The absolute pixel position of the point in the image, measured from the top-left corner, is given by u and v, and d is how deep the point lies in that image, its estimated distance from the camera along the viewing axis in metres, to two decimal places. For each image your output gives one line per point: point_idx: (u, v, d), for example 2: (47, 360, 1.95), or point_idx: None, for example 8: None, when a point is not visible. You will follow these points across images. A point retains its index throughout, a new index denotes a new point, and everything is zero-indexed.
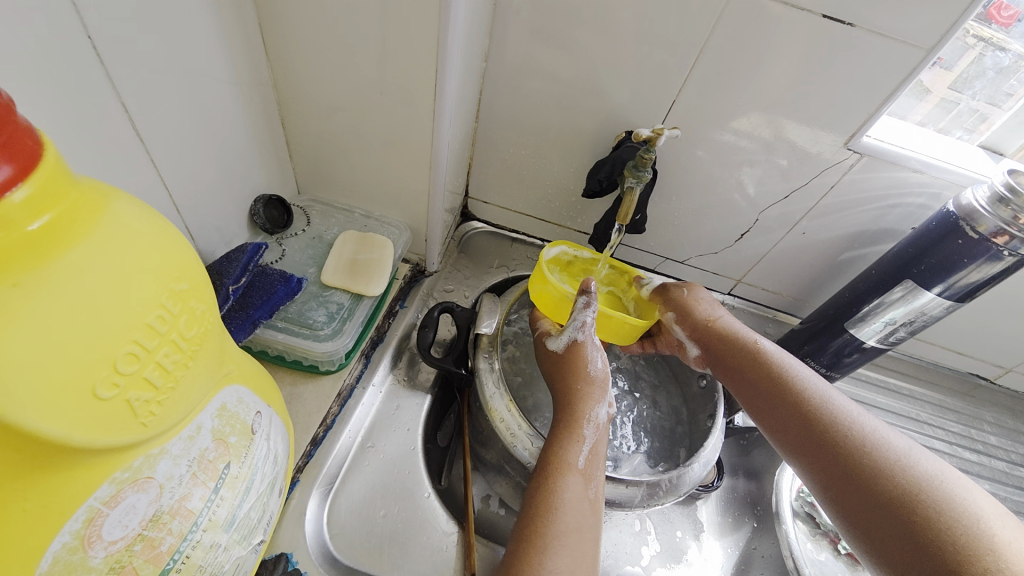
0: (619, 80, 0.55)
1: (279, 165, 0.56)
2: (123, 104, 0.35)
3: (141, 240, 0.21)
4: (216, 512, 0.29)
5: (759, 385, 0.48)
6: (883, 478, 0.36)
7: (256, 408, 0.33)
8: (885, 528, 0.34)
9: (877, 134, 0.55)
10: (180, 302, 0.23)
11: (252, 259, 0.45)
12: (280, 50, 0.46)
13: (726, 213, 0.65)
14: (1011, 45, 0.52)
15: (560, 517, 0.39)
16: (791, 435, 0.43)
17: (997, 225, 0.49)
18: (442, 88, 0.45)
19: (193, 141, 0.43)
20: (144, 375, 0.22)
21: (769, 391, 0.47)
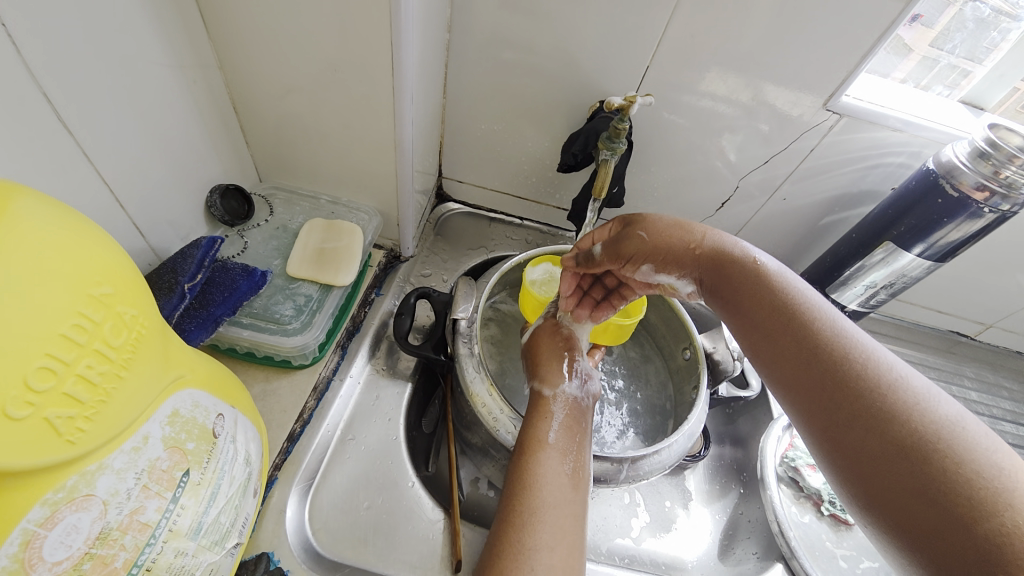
0: (590, 46, 0.53)
1: (235, 152, 0.53)
2: (47, 95, 0.32)
3: (46, 244, 0.20)
4: (176, 521, 0.27)
5: (757, 316, 0.39)
6: (919, 429, 0.29)
7: (218, 411, 0.32)
8: (924, 514, 0.27)
9: (856, 93, 0.53)
10: (102, 308, 0.22)
11: (208, 255, 0.41)
12: (222, 27, 0.43)
13: (706, 182, 0.64)
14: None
15: (537, 493, 0.38)
16: (793, 370, 0.35)
17: (978, 180, 0.48)
18: (400, 62, 0.42)
19: (133, 131, 0.40)
20: (64, 391, 0.20)
21: (768, 314, 0.38)
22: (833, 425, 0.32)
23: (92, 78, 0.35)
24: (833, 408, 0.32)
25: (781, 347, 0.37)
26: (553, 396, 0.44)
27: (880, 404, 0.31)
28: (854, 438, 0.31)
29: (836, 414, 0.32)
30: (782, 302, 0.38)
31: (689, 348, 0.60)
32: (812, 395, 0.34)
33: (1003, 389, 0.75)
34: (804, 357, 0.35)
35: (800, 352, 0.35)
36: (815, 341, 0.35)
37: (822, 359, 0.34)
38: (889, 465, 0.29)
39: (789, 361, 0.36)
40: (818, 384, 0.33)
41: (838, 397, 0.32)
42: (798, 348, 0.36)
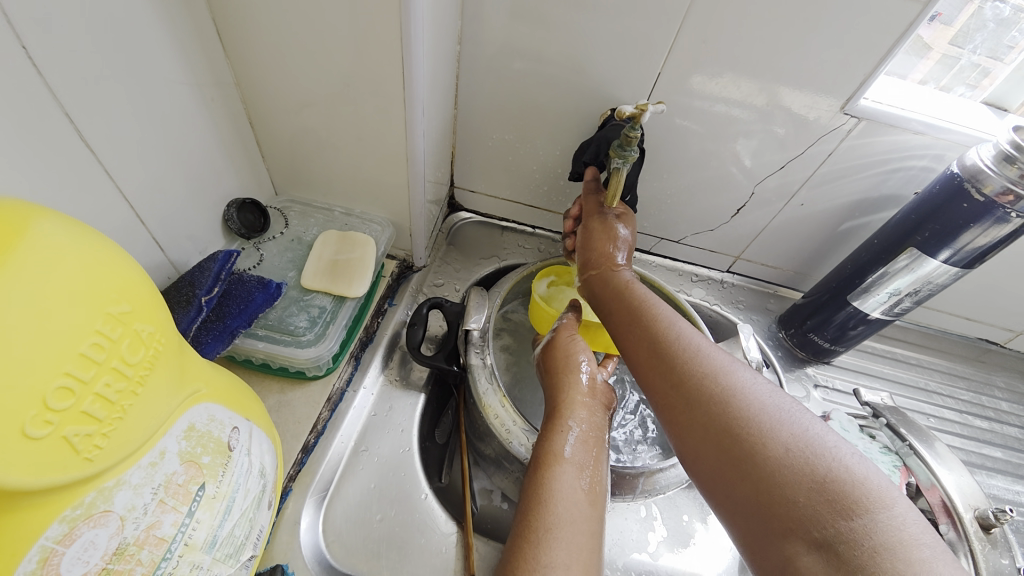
0: (600, 54, 0.53)
1: (252, 166, 0.54)
2: (69, 114, 0.33)
3: (64, 265, 0.20)
4: (192, 535, 0.28)
5: (628, 325, 0.45)
6: (767, 442, 0.33)
7: (233, 424, 0.32)
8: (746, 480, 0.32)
9: (874, 95, 0.52)
10: (120, 325, 0.22)
11: (224, 269, 0.42)
12: (238, 44, 0.44)
13: (721, 188, 0.63)
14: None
15: (553, 510, 0.37)
16: (650, 367, 0.41)
17: (1003, 185, 0.46)
18: (411, 75, 0.42)
19: (153, 148, 0.41)
20: (82, 409, 0.20)
21: (654, 342, 0.42)
22: (705, 446, 0.35)
23: (113, 97, 0.36)
24: (702, 429, 0.35)
25: (661, 373, 0.40)
26: (570, 410, 0.44)
27: (735, 421, 0.34)
28: (721, 456, 0.34)
29: (705, 433, 0.35)
30: (663, 329, 0.42)
31: None
32: (687, 417, 0.37)
33: None
34: (678, 384, 0.38)
35: (674, 379, 0.38)
36: (690, 365, 0.39)
37: (693, 382, 0.37)
38: (748, 475, 0.32)
39: (664, 386, 0.39)
40: (694, 408, 0.36)
41: (704, 417, 0.36)
42: (672, 375, 0.39)
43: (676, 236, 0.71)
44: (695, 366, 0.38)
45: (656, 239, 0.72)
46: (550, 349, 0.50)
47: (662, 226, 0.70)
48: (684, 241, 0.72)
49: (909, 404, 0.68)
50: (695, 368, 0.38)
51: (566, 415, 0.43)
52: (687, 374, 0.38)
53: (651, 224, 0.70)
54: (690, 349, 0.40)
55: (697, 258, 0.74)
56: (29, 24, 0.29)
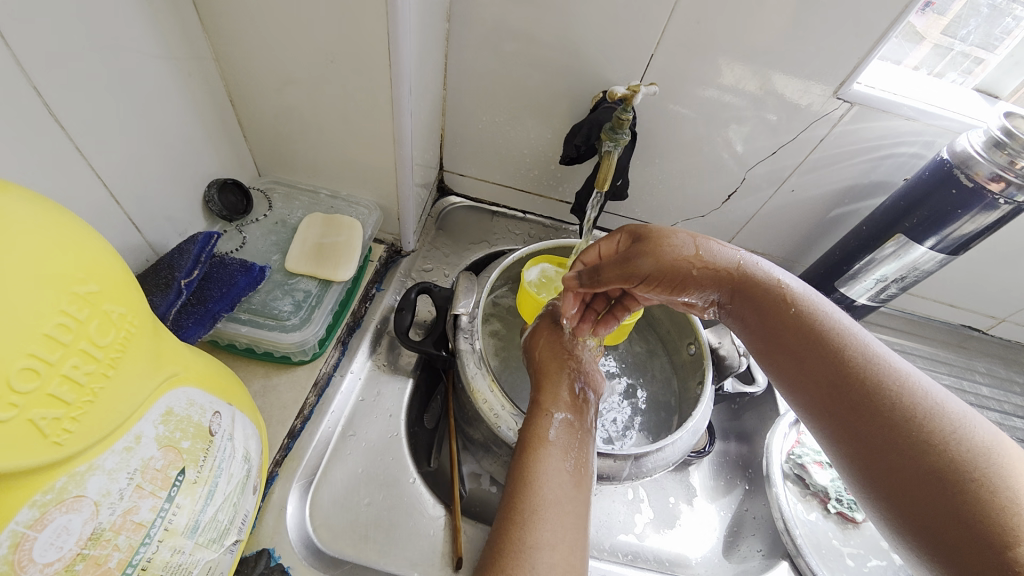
0: (592, 34, 0.51)
1: (233, 146, 0.52)
2: (37, 88, 0.32)
3: (24, 242, 0.19)
4: (172, 520, 0.27)
5: (766, 320, 0.41)
6: (956, 463, 0.30)
7: (214, 409, 0.31)
8: (920, 495, 0.30)
9: (868, 81, 0.52)
10: (87, 306, 0.21)
11: (205, 251, 0.41)
12: (216, 17, 0.42)
13: (713, 173, 0.63)
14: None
15: (538, 493, 0.37)
16: (803, 370, 0.38)
17: (993, 171, 0.46)
18: (397, 53, 0.41)
19: (126, 126, 0.39)
20: (49, 391, 0.20)
21: (801, 334, 0.39)
22: (857, 445, 0.34)
23: (83, 70, 0.34)
24: (861, 424, 0.34)
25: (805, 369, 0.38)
26: (555, 393, 0.44)
27: (913, 420, 0.32)
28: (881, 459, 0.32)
29: (868, 434, 0.33)
30: (808, 320, 0.39)
31: (695, 343, 0.59)
32: (846, 415, 0.35)
33: (1015, 384, 0.74)
34: (837, 381, 0.36)
35: (833, 374, 0.36)
36: (840, 361, 0.36)
37: (859, 378, 0.35)
38: (918, 479, 0.31)
39: (816, 378, 0.37)
40: (853, 406, 0.34)
41: (865, 414, 0.34)
42: (825, 369, 0.37)
43: (666, 222, 0.71)
44: (858, 359, 0.36)
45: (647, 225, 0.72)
46: (538, 345, 0.49)
47: (652, 212, 0.70)
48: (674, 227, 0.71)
49: None
50: (851, 362, 0.36)
51: (552, 398, 0.43)
52: (843, 370, 0.36)
53: (641, 209, 0.70)
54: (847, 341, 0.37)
55: None
56: None
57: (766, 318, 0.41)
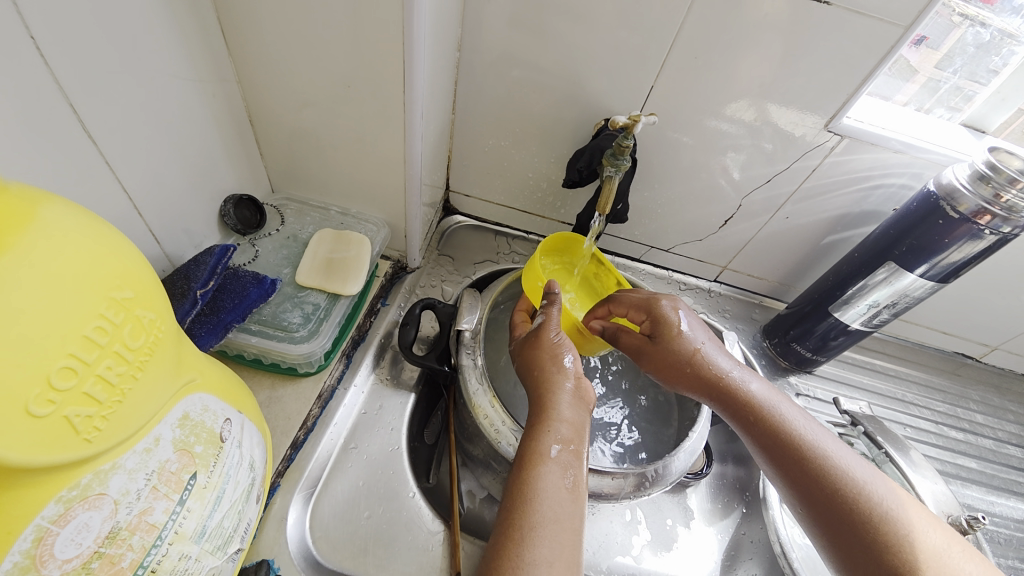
0: (596, 66, 0.54)
1: (249, 163, 0.54)
2: (72, 105, 0.34)
3: (70, 249, 0.20)
4: (182, 524, 0.28)
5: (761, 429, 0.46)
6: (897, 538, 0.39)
7: (225, 416, 0.32)
8: None
9: (857, 115, 0.54)
10: (123, 311, 0.23)
11: (221, 263, 0.42)
12: (243, 43, 0.45)
13: (711, 199, 0.65)
14: (994, 21, 0.51)
15: (537, 508, 0.38)
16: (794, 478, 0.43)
17: (978, 204, 0.49)
18: (411, 78, 0.43)
19: (152, 141, 0.41)
20: (84, 390, 0.21)
21: (788, 448, 0.44)
22: (846, 551, 0.40)
23: (115, 88, 0.36)
24: (845, 530, 0.40)
25: (791, 482, 0.44)
26: (556, 410, 0.44)
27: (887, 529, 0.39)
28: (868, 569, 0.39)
29: (851, 542, 0.40)
30: (788, 432, 0.45)
31: None
32: (831, 521, 0.41)
33: (1009, 413, 0.75)
34: (824, 490, 0.42)
35: (824, 489, 0.42)
36: (816, 471, 0.43)
37: (800, 458, 0.43)
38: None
39: (799, 482, 0.43)
40: (844, 520, 0.41)
41: (849, 526, 0.40)
42: (800, 483, 0.43)
43: (665, 245, 0.73)
44: (837, 471, 0.42)
45: (646, 247, 0.74)
46: (524, 359, 0.50)
47: (652, 235, 0.72)
48: (673, 250, 0.73)
49: (887, 414, 0.70)
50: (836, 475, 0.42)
51: (554, 415, 0.44)
52: (825, 485, 0.42)
53: (641, 232, 0.72)
54: (824, 453, 0.43)
55: (687, 268, 0.76)
56: (36, 14, 0.30)
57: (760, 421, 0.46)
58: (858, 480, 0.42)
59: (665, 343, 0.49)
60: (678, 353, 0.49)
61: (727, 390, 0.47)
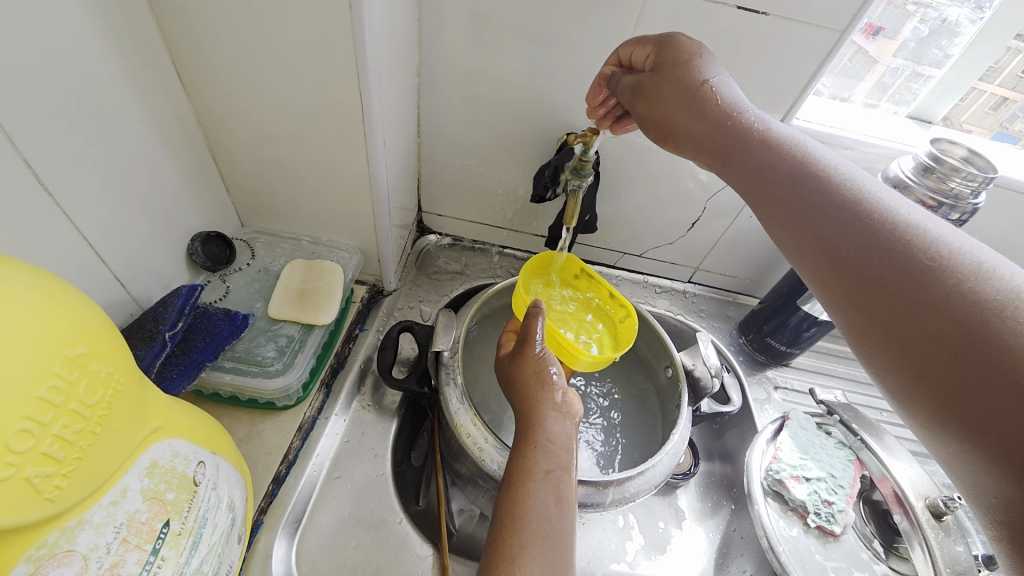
0: (552, 84, 0.56)
1: (216, 199, 0.54)
2: (27, 159, 0.34)
3: (18, 312, 0.20)
4: (157, 574, 0.28)
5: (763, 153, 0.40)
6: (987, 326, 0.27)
7: (198, 459, 0.32)
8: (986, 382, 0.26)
9: (805, 116, 0.57)
10: (78, 367, 0.23)
11: (188, 303, 0.42)
12: (200, 81, 0.45)
13: (677, 203, 0.66)
14: (936, 15, 0.53)
15: (527, 525, 0.39)
16: (835, 284, 0.34)
17: (925, 193, 0.50)
18: (369, 108, 0.44)
19: (113, 188, 0.41)
20: (41, 450, 0.21)
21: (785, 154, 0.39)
22: (901, 350, 0.30)
23: (69, 137, 0.36)
24: (914, 338, 0.30)
25: (801, 209, 0.37)
26: (543, 425, 0.45)
27: (980, 306, 0.28)
28: (935, 362, 0.28)
29: (920, 344, 0.29)
30: (814, 169, 0.38)
31: (671, 366, 0.62)
32: (884, 321, 0.31)
33: None
34: (886, 304, 0.31)
35: (895, 312, 0.31)
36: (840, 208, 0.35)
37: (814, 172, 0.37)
38: (996, 382, 0.26)
39: (855, 305, 0.33)
40: (911, 320, 0.30)
41: (930, 339, 0.29)
42: (822, 210, 0.36)
43: (637, 250, 0.74)
44: (911, 244, 0.32)
45: (620, 253, 0.75)
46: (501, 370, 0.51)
47: (623, 241, 0.73)
48: (646, 254, 0.75)
49: (863, 400, 0.71)
50: (905, 247, 0.32)
51: (539, 432, 0.44)
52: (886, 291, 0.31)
53: (612, 240, 0.73)
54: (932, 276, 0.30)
55: (661, 271, 0.77)
56: None
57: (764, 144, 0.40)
58: (945, 252, 0.31)
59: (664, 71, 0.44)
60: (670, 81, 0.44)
61: (729, 121, 0.42)
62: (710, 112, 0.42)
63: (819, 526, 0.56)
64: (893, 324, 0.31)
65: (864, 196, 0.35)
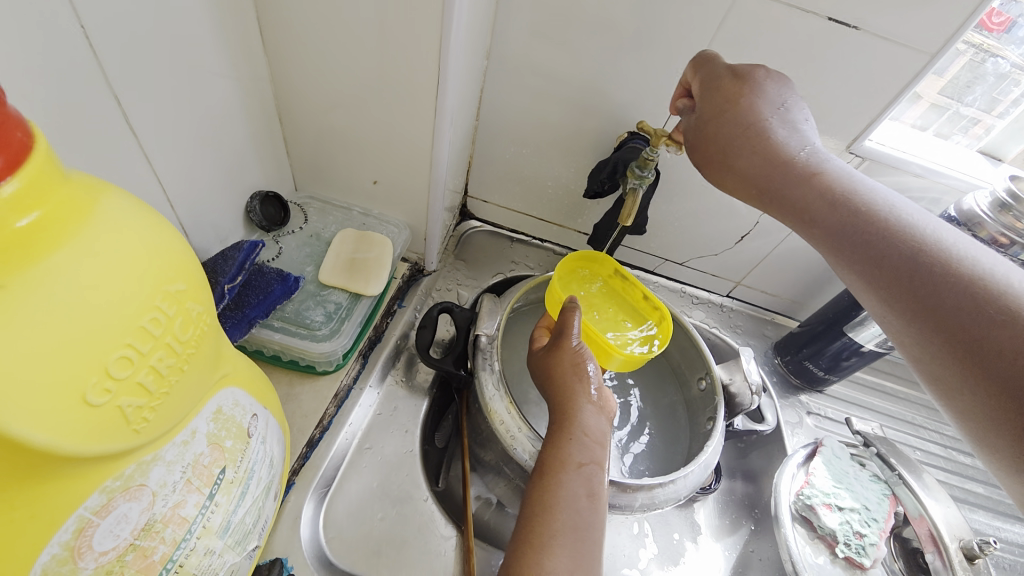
0: (621, 80, 0.55)
1: (276, 160, 0.55)
2: (116, 99, 0.34)
3: (129, 242, 0.21)
4: (210, 519, 0.28)
5: (812, 191, 0.39)
6: None
7: (253, 411, 0.32)
8: None
9: (879, 138, 0.55)
10: (175, 304, 0.23)
11: (249, 259, 0.42)
12: (279, 41, 0.45)
13: (728, 215, 0.65)
14: (1003, 51, 0.51)
15: (557, 516, 0.38)
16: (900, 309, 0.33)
17: (997, 230, 0.49)
18: (444, 86, 0.44)
19: (188, 137, 0.42)
20: (137, 380, 0.21)
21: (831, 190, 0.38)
22: (980, 390, 0.29)
23: (154, 84, 0.37)
24: (991, 373, 0.29)
25: (858, 244, 0.36)
26: (578, 417, 0.44)
27: None
28: (1016, 404, 0.27)
29: (1001, 381, 0.28)
30: (866, 204, 0.37)
31: (706, 378, 0.60)
32: (961, 364, 0.30)
33: None
34: (958, 337, 0.31)
35: (971, 347, 0.30)
36: (890, 232, 0.35)
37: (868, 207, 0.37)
38: None
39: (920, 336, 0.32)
40: (984, 350, 0.29)
41: (1010, 374, 0.28)
42: (882, 242, 0.35)
43: (680, 258, 0.73)
44: (977, 279, 0.32)
45: (661, 259, 0.74)
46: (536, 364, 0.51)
47: (668, 247, 0.72)
48: (688, 263, 0.74)
49: (898, 437, 0.69)
50: (973, 283, 0.31)
51: (575, 425, 0.44)
52: (956, 325, 0.31)
53: (656, 245, 0.72)
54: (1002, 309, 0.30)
55: (701, 282, 0.76)
56: (88, 10, 0.30)
57: (813, 180, 0.39)
58: (1018, 290, 0.30)
59: (716, 108, 0.42)
60: (727, 119, 0.41)
61: (780, 156, 0.40)
62: (760, 152, 0.40)
63: (848, 557, 0.55)
64: (970, 359, 0.30)
65: (925, 234, 0.35)
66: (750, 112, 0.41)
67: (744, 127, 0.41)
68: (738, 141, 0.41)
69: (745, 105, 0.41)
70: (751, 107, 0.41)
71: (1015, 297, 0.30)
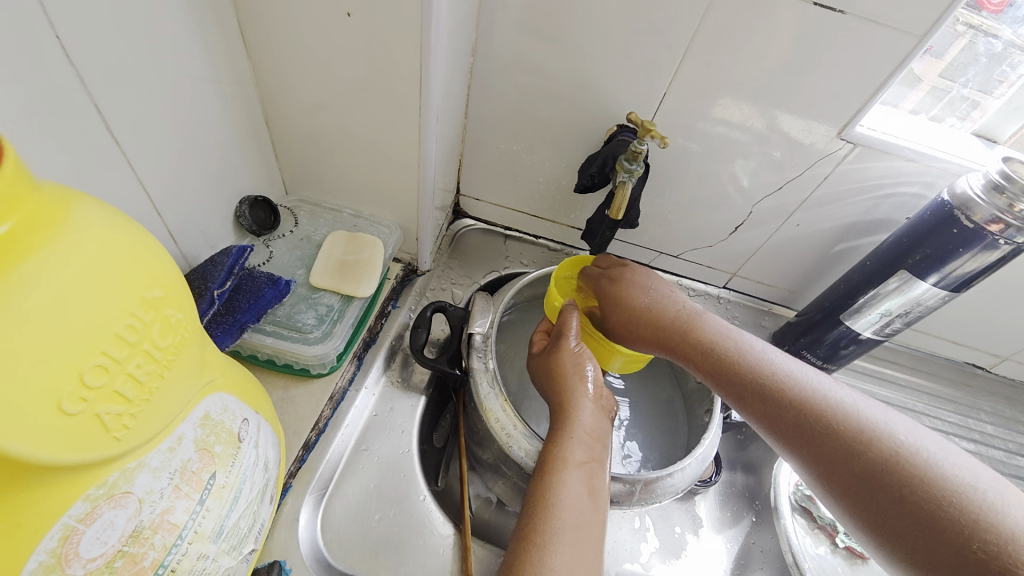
0: (608, 73, 0.55)
1: (264, 164, 0.54)
2: (97, 106, 0.34)
3: (103, 250, 0.21)
4: (202, 524, 0.28)
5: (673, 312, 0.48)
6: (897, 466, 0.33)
7: (243, 416, 0.32)
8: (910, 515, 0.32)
9: (870, 123, 0.54)
10: (152, 310, 0.23)
11: (238, 263, 0.42)
12: (261, 44, 0.45)
13: (721, 206, 0.65)
14: (1001, 31, 0.50)
15: (558, 514, 0.38)
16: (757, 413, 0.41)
17: (992, 213, 0.48)
18: (427, 84, 0.44)
19: (173, 143, 0.41)
20: (114, 387, 0.21)
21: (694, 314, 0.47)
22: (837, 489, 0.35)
23: (136, 90, 0.37)
24: (844, 477, 0.35)
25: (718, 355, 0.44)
26: (578, 416, 0.44)
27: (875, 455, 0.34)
28: (860, 494, 0.34)
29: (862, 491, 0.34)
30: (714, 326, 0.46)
31: None
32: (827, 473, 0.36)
33: (1020, 424, 0.74)
34: (805, 437, 0.37)
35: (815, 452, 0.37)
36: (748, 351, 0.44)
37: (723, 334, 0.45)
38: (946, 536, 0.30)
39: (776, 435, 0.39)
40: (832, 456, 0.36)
41: (864, 485, 0.34)
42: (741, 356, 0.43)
43: (674, 251, 0.73)
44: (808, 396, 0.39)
45: (656, 253, 0.74)
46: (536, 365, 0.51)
47: (662, 240, 0.72)
48: (682, 256, 0.73)
49: None
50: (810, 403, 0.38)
51: (575, 423, 0.44)
52: (803, 428, 0.38)
53: (650, 238, 0.72)
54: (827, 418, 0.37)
55: (696, 274, 0.76)
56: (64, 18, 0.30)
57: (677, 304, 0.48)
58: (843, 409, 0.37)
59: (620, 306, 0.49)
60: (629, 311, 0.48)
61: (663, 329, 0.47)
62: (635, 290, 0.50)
63: (849, 546, 0.56)
64: (825, 459, 0.36)
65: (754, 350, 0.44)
66: (643, 295, 0.49)
67: (637, 312, 0.48)
68: (638, 312, 0.48)
69: (637, 295, 0.49)
70: (642, 293, 0.49)
71: (846, 419, 0.37)
